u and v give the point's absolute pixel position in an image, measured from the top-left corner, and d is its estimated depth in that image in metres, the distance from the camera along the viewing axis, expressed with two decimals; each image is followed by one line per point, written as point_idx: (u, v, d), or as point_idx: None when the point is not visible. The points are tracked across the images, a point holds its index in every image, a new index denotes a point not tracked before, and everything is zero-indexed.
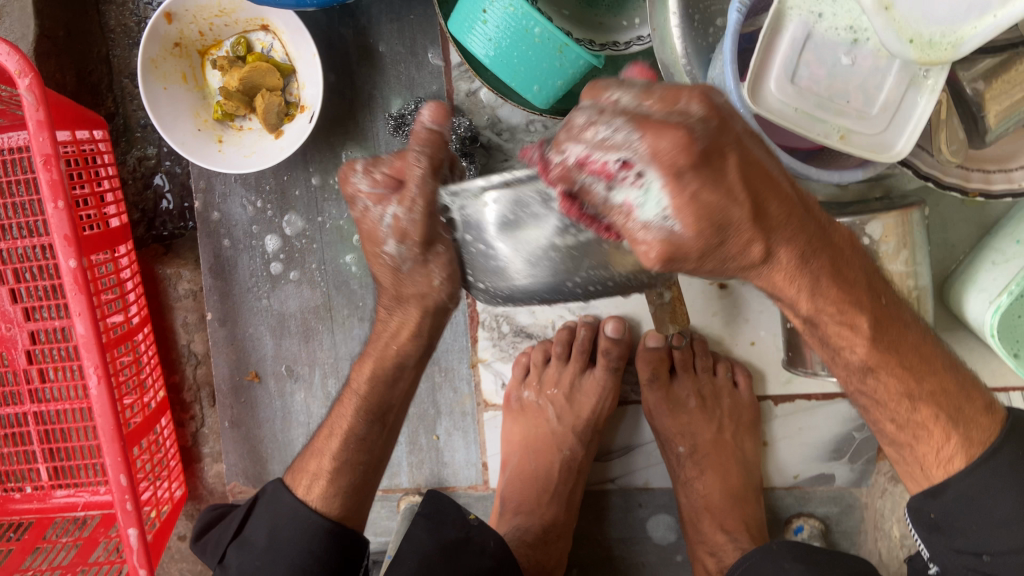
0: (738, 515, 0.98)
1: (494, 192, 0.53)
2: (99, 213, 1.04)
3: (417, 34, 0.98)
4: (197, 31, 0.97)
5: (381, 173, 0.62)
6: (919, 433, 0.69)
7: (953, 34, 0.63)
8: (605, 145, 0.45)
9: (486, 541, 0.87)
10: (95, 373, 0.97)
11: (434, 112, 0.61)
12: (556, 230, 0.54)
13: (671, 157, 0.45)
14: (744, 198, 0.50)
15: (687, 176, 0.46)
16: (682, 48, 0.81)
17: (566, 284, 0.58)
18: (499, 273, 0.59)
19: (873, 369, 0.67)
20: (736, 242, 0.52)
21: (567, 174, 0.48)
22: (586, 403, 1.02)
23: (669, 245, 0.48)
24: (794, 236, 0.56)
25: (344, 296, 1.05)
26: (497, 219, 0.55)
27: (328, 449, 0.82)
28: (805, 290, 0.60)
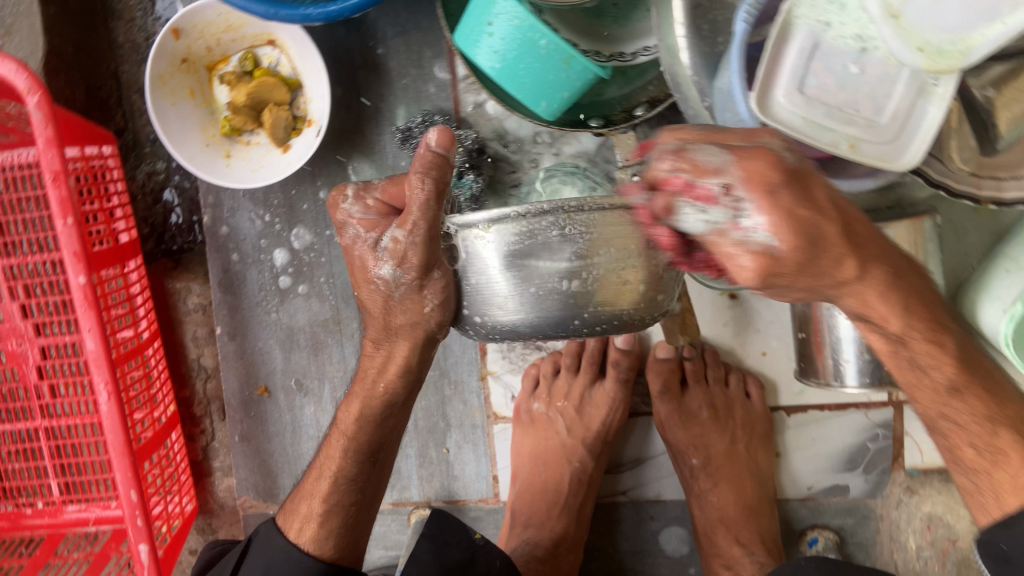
0: (753, 527, 0.97)
1: (494, 227, 0.63)
2: (108, 229, 1.04)
3: (423, 47, 0.98)
4: (204, 46, 0.98)
5: (372, 200, 0.70)
6: (998, 459, 0.63)
7: (962, 42, 0.62)
8: (705, 171, 0.46)
9: (492, 561, 0.87)
10: (105, 389, 0.98)
11: (440, 135, 0.62)
12: (532, 254, 0.63)
13: (758, 176, 0.46)
14: (835, 214, 0.48)
15: (780, 188, 0.46)
16: (688, 58, 0.80)
17: (544, 328, 0.67)
18: (493, 304, 0.67)
19: (959, 389, 0.62)
20: (829, 260, 0.50)
21: (668, 202, 0.48)
22: (596, 414, 1.01)
23: (768, 262, 0.47)
24: (881, 257, 0.54)
25: (353, 310, 1.05)
26: (488, 256, 0.65)
27: (318, 492, 0.81)
28: (897, 311, 0.56)
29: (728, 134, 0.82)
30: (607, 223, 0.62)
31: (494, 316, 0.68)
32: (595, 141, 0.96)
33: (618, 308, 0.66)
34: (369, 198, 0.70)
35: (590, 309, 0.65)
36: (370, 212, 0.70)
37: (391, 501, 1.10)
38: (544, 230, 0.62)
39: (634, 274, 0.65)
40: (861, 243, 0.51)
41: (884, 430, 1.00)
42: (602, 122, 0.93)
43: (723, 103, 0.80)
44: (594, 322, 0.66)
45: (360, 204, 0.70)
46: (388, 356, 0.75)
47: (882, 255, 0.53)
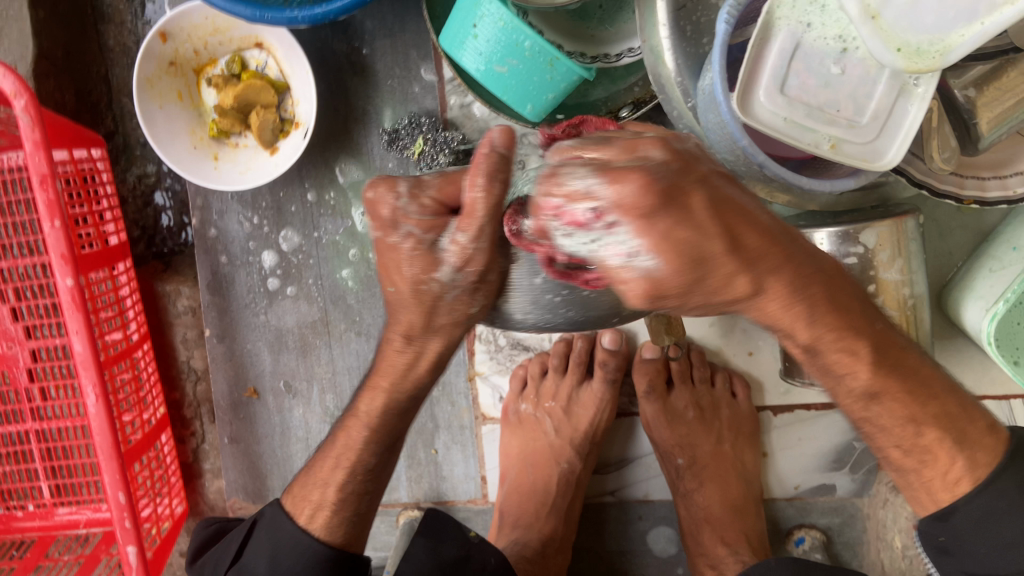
0: (739, 526, 0.97)
1: (544, 265, 0.57)
2: (97, 231, 1.05)
3: (409, 49, 0.98)
4: (191, 49, 0.98)
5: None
6: (925, 458, 0.61)
7: (940, 43, 0.63)
8: (575, 196, 0.41)
9: (487, 558, 0.88)
10: (93, 391, 0.98)
11: (505, 133, 0.53)
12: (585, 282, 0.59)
13: (632, 201, 0.41)
14: (717, 230, 0.45)
15: (654, 210, 0.41)
16: (671, 58, 0.82)
17: (569, 332, 0.67)
18: (530, 322, 0.64)
19: (876, 394, 0.59)
20: (714, 273, 0.46)
21: (542, 221, 0.44)
22: (583, 415, 1.01)
23: (650, 284, 0.44)
24: (781, 261, 0.50)
25: (341, 311, 1.05)
26: (542, 282, 0.58)
27: (332, 480, 0.79)
28: (802, 318, 0.53)
29: (710, 135, 0.82)
30: None
31: (522, 323, 0.64)
32: None
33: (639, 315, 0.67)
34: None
35: (619, 317, 0.65)
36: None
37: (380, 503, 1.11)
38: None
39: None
40: (769, 249, 0.48)
41: None
42: None
43: (705, 104, 0.81)
44: (613, 324, 0.67)
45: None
46: (418, 352, 0.68)
47: (784, 266, 0.50)
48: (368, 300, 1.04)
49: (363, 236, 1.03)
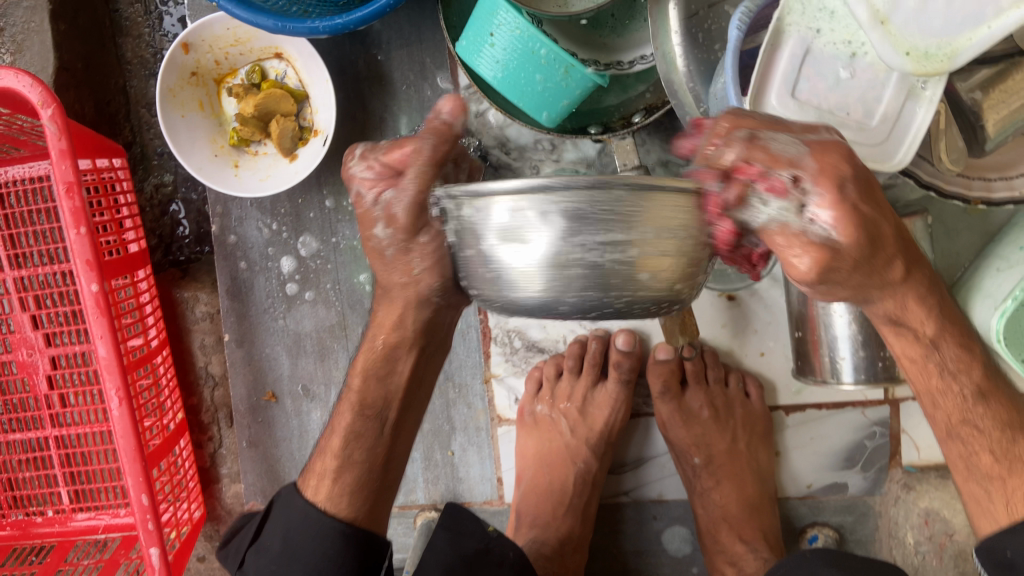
0: (756, 524, 0.99)
1: (510, 199, 0.50)
2: (118, 239, 1.07)
3: (425, 59, 1.00)
4: (213, 60, 1.00)
5: (378, 161, 0.64)
6: (1016, 464, 0.68)
7: (949, 46, 0.65)
8: (780, 162, 0.52)
9: (506, 552, 0.89)
10: (116, 396, 0.99)
11: (452, 106, 0.64)
12: (553, 235, 0.50)
13: (828, 169, 0.53)
14: (888, 216, 0.57)
15: (848, 181, 0.53)
16: (683, 64, 0.86)
17: (577, 306, 0.53)
18: (503, 282, 0.54)
19: (984, 394, 0.69)
20: (881, 260, 0.58)
21: (740, 189, 0.53)
22: (599, 415, 1.03)
23: (824, 253, 0.53)
24: (921, 267, 0.64)
25: (359, 315, 1.07)
26: (499, 225, 0.52)
27: (333, 448, 0.82)
28: (935, 310, 0.67)
29: None
30: (663, 206, 0.50)
31: (508, 289, 0.54)
32: (594, 147, 0.99)
33: (655, 288, 0.53)
34: (374, 159, 0.64)
35: (634, 286, 0.52)
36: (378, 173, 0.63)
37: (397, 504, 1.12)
38: (581, 209, 0.49)
39: (664, 251, 0.52)
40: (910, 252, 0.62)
41: (881, 428, 1.03)
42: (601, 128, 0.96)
43: (718, 108, 0.83)
44: (632, 303, 0.53)
45: (368, 164, 0.64)
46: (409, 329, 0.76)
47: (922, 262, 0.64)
48: None
49: None
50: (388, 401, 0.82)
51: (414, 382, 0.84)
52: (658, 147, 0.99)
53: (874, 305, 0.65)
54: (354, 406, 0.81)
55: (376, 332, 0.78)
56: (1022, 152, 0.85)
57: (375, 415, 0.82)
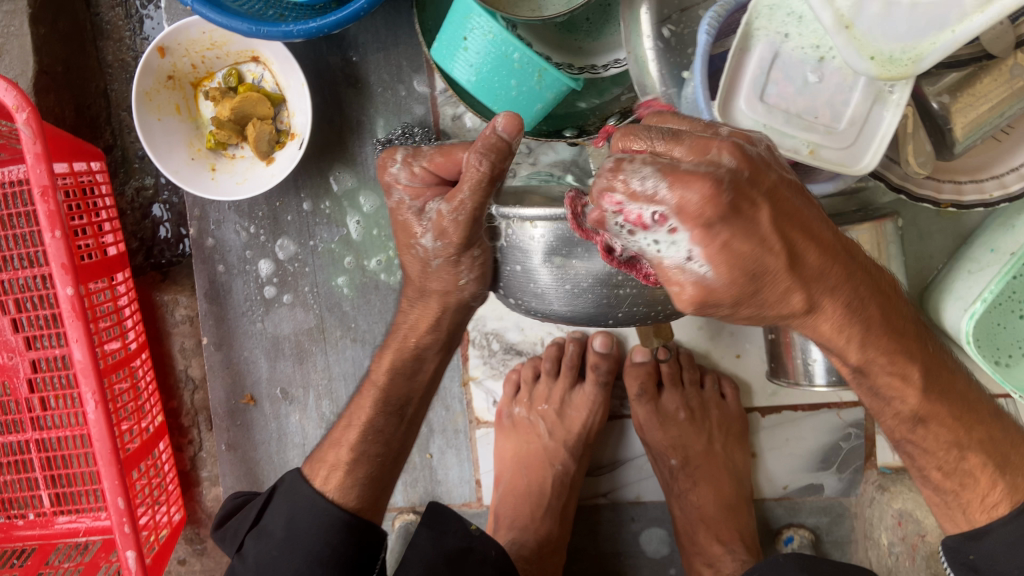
0: (733, 524, 0.99)
1: (547, 226, 0.62)
2: (96, 242, 1.07)
3: (402, 62, 1.00)
4: (190, 64, 1.00)
5: (420, 168, 0.67)
6: (966, 481, 0.70)
7: (912, 50, 0.65)
8: (639, 197, 0.44)
9: (488, 550, 0.88)
10: (93, 398, 0.99)
11: (508, 122, 0.59)
12: (584, 255, 0.62)
13: (696, 210, 0.44)
14: (779, 248, 0.49)
15: (718, 219, 0.45)
16: (656, 69, 0.85)
17: (593, 313, 0.67)
18: (541, 297, 0.67)
19: (923, 419, 0.67)
20: (769, 284, 0.51)
21: (600, 213, 0.47)
22: (577, 417, 1.03)
23: (701, 290, 0.48)
24: (843, 291, 0.56)
25: (337, 318, 1.08)
26: (539, 246, 0.63)
27: (346, 440, 0.85)
28: (856, 339, 0.60)
29: None
30: None
31: (536, 304, 0.68)
32: (570, 150, 0.99)
33: (649, 300, 0.66)
34: (416, 165, 0.67)
35: (635, 300, 0.65)
36: (416, 179, 0.68)
37: None
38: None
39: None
40: (811, 278, 0.53)
41: (856, 429, 1.03)
42: (576, 132, 0.97)
43: (689, 112, 0.83)
44: (633, 312, 0.67)
45: (407, 170, 0.68)
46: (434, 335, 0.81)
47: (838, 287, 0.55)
48: (363, 306, 1.07)
49: (358, 244, 1.05)
50: (408, 399, 0.86)
51: (408, 376, 0.84)
52: None
53: (796, 328, 0.59)
54: (378, 401, 0.84)
55: (405, 331, 0.81)
56: (991, 155, 0.85)
57: (396, 411, 0.85)
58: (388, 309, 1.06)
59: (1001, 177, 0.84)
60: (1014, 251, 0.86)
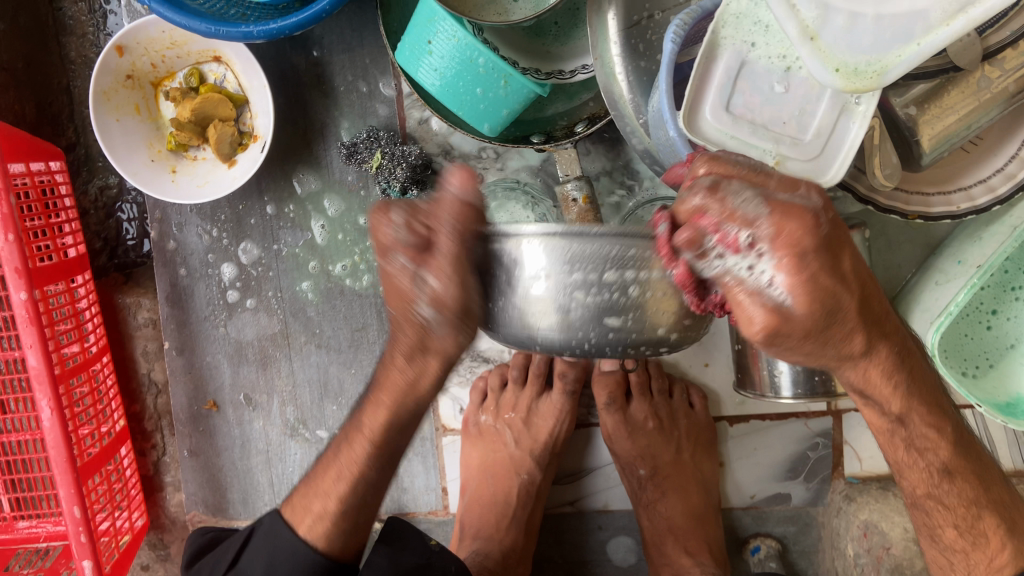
0: (701, 536, 0.98)
1: (523, 242, 0.54)
2: (54, 244, 1.04)
3: (368, 65, 0.99)
4: (149, 63, 0.98)
5: (421, 226, 0.54)
6: (978, 540, 0.70)
7: (878, 63, 0.64)
8: (736, 217, 0.48)
9: (447, 566, 0.86)
10: (48, 405, 0.97)
11: (462, 177, 0.54)
12: (563, 279, 0.53)
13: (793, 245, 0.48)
14: (853, 287, 0.53)
15: (809, 252, 0.49)
16: (622, 75, 0.84)
17: (586, 340, 0.56)
18: (522, 326, 0.57)
19: (951, 473, 0.69)
20: (834, 329, 0.54)
21: (694, 232, 0.49)
22: (543, 425, 1.00)
23: (775, 318, 0.50)
24: (891, 341, 0.61)
25: (301, 323, 1.05)
26: (506, 267, 0.56)
27: (334, 492, 0.74)
28: (900, 388, 0.64)
29: (660, 151, 0.83)
30: None
31: (546, 330, 0.56)
32: (538, 156, 0.98)
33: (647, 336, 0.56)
34: (417, 224, 0.54)
35: (640, 331, 0.55)
36: (419, 239, 0.54)
37: None
38: (601, 255, 0.52)
39: (670, 300, 0.54)
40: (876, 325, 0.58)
41: (824, 439, 1.03)
42: (544, 137, 0.95)
43: (654, 120, 0.82)
44: (636, 344, 0.56)
45: (408, 229, 0.54)
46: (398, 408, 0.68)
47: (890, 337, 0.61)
48: (328, 312, 1.04)
49: (323, 249, 1.03)
50: None
51: None
52: (602, 157, 0.98)
53: (839, 373, 0.63)
54: None
55: None
56: (957, 167, 0.86)
57: None
58: (353, 314, 1.04)
59: (968, 190, 0.85)
60: (980, 264, 0.85)
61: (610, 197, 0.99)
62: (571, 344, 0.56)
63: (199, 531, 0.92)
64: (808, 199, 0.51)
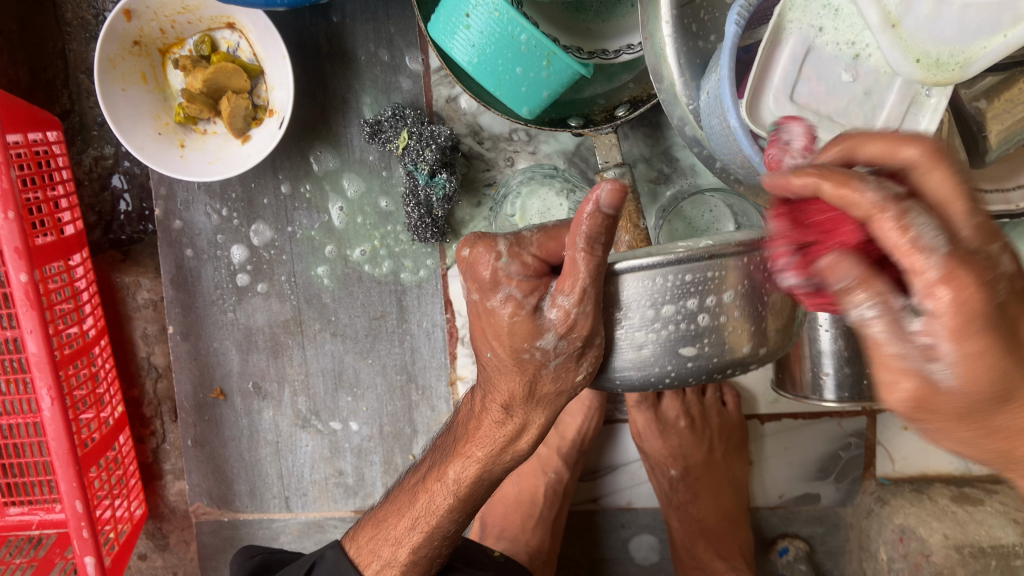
0: (733, 538, 0.96)
1: (638, 277, 0.52)
2: (52, 221, 0.97)
3: (394, 36, 0.92)
4: (158, 28, 0.91)
5: (530, 256, 0.54)
6: None
7: (961, 54, 0.58)
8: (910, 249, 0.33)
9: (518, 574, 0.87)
10: (48, 394, 0.91)
11: (613, 191, 0.48)
12: (681, 306, 0.51)
13: (961, 306, 0.32)
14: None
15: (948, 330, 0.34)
16: (673, 58, 0.78)
17: (689, 365, 0.54)
18: (640, 362, 0.55)
19: None
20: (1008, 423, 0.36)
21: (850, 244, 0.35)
22: (571, 423, 0.96)
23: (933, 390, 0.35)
24: None
25: (315, 310, 1.00)
26: (619, 304, 0.53)
27: (407, 542, 0.71)
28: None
29: (713, 140, 0.79)
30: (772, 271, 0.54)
31: (647, 358, 0.54)
32: (574, 139, 0.93)
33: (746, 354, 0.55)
34: (527, 254, 0.53)
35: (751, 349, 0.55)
36: (530, 272, 0.54)
37: (352, 509, 1.06)
38: (703, 277, 0.51)
39: (763, 316, 0.55)
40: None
41: (857, 439, 1.00)
42: (581, 121, 0.89)
43: (708, 108, 0.77)
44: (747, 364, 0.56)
45: (518, 262, 0.53)
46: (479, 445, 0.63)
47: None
48: (345, 299, 0.99)
49: (341, 232, 0.97)
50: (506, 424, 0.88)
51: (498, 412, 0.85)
52: (640, 143, 0.94)
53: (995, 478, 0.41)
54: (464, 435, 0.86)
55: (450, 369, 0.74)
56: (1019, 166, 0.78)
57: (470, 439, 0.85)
58: (372, 302, 0.99)
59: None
60: None
61: (647, 185, 0.95)
62: (673, 370, 0.54)
63: (246, 553, 0.87)
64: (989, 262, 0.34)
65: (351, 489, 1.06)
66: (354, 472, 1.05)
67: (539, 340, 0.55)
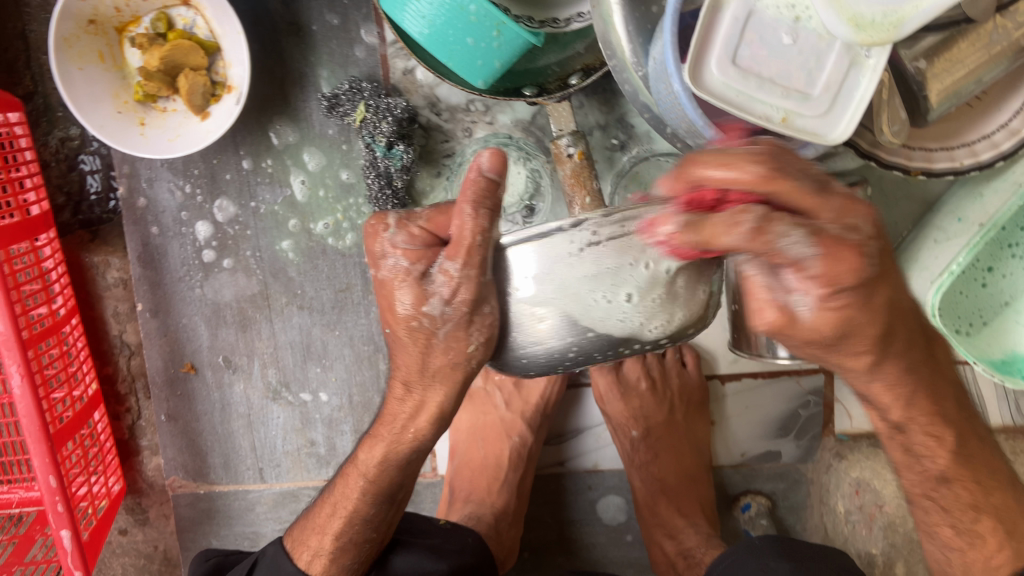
0: (693, 495, 0.99)
1: (521, 244, 0.55)
2: (16, 202, 0.97)
3: (348, 7, 0.93)
4: (113, 7, 0.91)
5: (418, 228, 0.60)
6: (975, 541, 0.64)
7: (895, 14, 0.60)
8: (782, 258, 0.42)
9: (466, 537, 0.90)
10: (17, 372, 0.93)
11: (493, 157, 0.55)
12: (550, 269, 0.54)
13: (832, 275, 0.42)
14: (882, 320, 0.47)
15: (846, 288, 0.43)
16: (621, 25, 0.79)
17: (586, 336, 0.57)
18: (535, 334, 0.58)
19: (949, 480, 0.62)
20: (847, 346, 0.48)
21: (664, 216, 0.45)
22: (535, 388, 0.99)
23: (784, 319, 0.45)
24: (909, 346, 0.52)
25: (281, 284, 1.02)
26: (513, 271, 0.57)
27: (330, 528, 0.75)
28: (902, 400, 0.56)
29: (662, 106, 0.80)
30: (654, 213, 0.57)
31: (546, 331, 0.58)
32: (530, 109, 0.94)
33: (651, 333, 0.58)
34: (414, 226, 0.60)
35: (650, 328, 0.57)
36: (417, 243, 0.60)
37: (325, 478, 1.08)
38: (579, 242, 0.52)
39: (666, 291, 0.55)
40: (888, 344, 0.50)
41: (815, 397, 1.02)
42: (536, 90, 0.91)
43: (656, 73, 0.78)
44: (643, 341, 0.59)
45: (405, 233, 0.60)
46: (430, 408, 0.66)
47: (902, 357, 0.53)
48: (311, 272, 1.01)
49: (303, 206, 0.99)
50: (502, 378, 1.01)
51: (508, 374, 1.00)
52: (596, 112, 0.95)
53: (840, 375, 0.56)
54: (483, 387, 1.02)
55: None
56: (960, 122, 0.81)
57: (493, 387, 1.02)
58: (337, 274, 1.01)
59: (992, 137, 0.80)
60: (984, 222, 0.83)
61: (603, 152, 0.96)
62: (573, 342, 0.58)
63: (202, 555, 0.90)
64: (857, 227, 0.42)
65: (324, 459, 1.08)
66: (326, 442, 1.07)
67: (425, 306, 0.59)
